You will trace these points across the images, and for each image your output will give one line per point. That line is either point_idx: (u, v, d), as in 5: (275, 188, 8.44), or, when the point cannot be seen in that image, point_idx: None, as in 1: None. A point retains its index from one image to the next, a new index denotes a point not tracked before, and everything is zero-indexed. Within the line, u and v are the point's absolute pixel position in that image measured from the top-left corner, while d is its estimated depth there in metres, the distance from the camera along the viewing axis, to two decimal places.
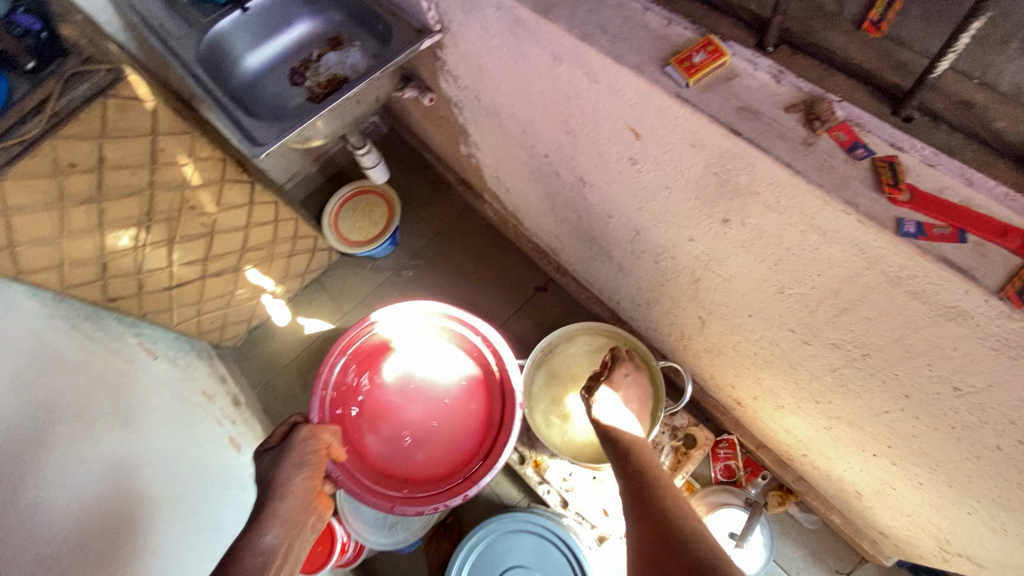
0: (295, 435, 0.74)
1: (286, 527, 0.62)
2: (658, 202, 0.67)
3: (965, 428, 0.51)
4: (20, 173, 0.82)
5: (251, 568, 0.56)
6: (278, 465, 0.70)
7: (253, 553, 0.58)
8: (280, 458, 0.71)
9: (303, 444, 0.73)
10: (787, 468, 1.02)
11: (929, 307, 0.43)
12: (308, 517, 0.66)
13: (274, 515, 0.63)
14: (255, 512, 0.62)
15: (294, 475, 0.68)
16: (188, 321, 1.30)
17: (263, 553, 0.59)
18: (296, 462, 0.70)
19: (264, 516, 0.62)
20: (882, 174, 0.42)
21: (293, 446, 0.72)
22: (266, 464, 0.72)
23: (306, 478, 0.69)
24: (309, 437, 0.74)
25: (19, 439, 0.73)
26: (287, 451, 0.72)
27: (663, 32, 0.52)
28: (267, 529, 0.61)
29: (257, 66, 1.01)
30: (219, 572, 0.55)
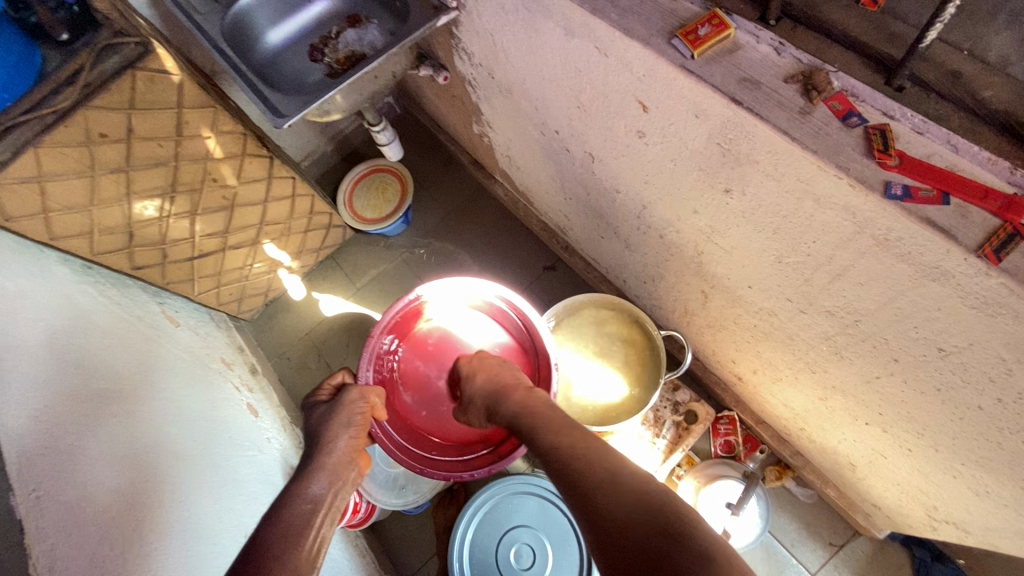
0: (345, 396, 0.77)
1: (328, 479, 0.67)
2: (664, 175, 0.69)
3: (950, 389, 0.54)
4: (52, 141, 0.87)
5: (299, 514, 0.61)
6: (327, 422, 0.74)
7: (301, 501, 0.63)
8: (328, 416, 0.75)
9: (353, 404, 0.76)
10: (785, 443, 1.05)
11: (915, 269, 0.46)
12: (350, 471, 0.70)
13: (319, 469, 0.68)
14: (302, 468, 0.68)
15: (341, 434, 0.72)
16: (209, 292, 1.34)
17: (310, 502, 0.63)
18: (345, 421, 0.74)
19: (310, 471, 0.67)
20: (873, 141, 0.44)
21: (342, 405, 0.76)
22: (315, 421, 0.76)
23: (351, 439, 0.72)
24: (358, 398, 0.77)
25: (51, 388, 0.78)
26: (335, 409, 0.76)
27: (671, 6, 0.54)
28: (313, 481, 0.66)
29: (278, 42, 1.04)
30: (271, 519, 0.60)
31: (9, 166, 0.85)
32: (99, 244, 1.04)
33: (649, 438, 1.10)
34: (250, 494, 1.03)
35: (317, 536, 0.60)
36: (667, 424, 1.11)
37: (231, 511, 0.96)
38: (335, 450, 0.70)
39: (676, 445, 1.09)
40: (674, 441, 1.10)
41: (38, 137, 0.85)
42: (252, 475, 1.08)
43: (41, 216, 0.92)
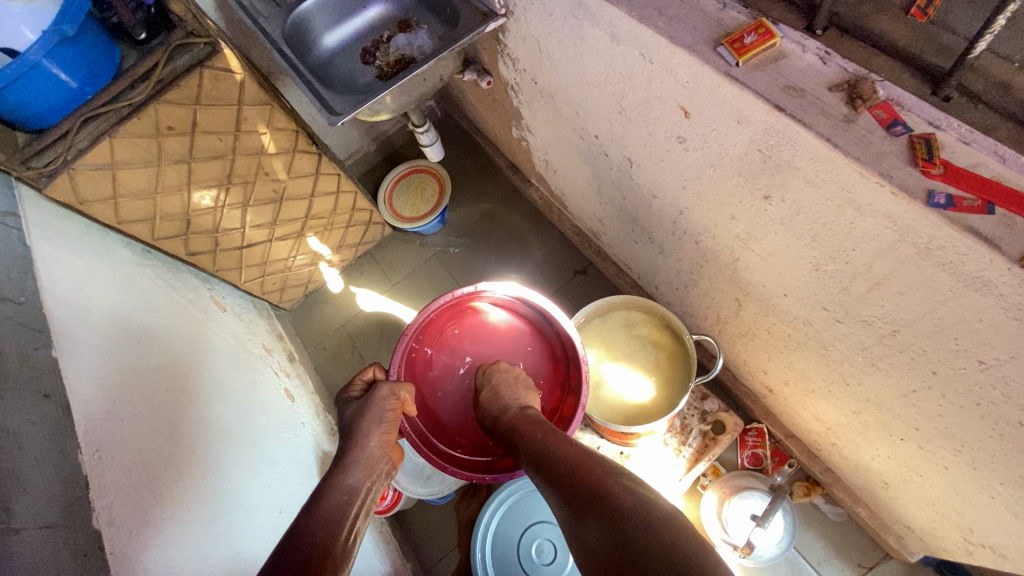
0: (375, 394, 0.79)
1: (364, 472, 0.70)
2: (703, 181, 0.70)
3: (989, 404, 0.54)
4: (126, 132, 0.94)
5: (336, 503, 0.63)
6: (359, 418, 0.76)
7: (339, 491, 0.66)
8: (361, 412, 0.77)
9: (383, 402, 0.78)
10: (815, 459, 1.04)
11: (956, 278, 0.46)
12: (381, 465, 0.73)
13: (355, 460, 0.71)
14: (338, 460, 0.70)
15: (374, 429, 0.75)
16: (254, 280, 1.41)
17: (347, 492, 0.66)
18: (376, 417, 0.76)
19: (346, 462, 0.70)
20: (917, 150, 0.45)
21: (373, 402, 0.78)
22: (347, 419, 0.78)
23: (383, 433, 0.75)
24: (388, 395, 0.79)
25: (112, 358, 0.84)
26: (367, 407, 0.78)
27: (718, 15, 0.56)
28: (349, 473, 0.69)
29: (333, 44, 1.10)
30: (309, 505, 0.63)
31: (87, 153, 0.93)
32: (159, 229, 1.11)
33: (674, 447, 1.10)
34: (286, 474, 1.08)
35: (353, 526, 0.62)
36: (694, 433, 1.10)
37: (269, 488, 1.00)
38: (369, 444, 0.73)
39: (702, 455, 1.09)
40: (700, 451, 1.09)
41: (114, 127, 0.93)
42: (288, 456, 1.13)
43: (111, 200, 1.00)
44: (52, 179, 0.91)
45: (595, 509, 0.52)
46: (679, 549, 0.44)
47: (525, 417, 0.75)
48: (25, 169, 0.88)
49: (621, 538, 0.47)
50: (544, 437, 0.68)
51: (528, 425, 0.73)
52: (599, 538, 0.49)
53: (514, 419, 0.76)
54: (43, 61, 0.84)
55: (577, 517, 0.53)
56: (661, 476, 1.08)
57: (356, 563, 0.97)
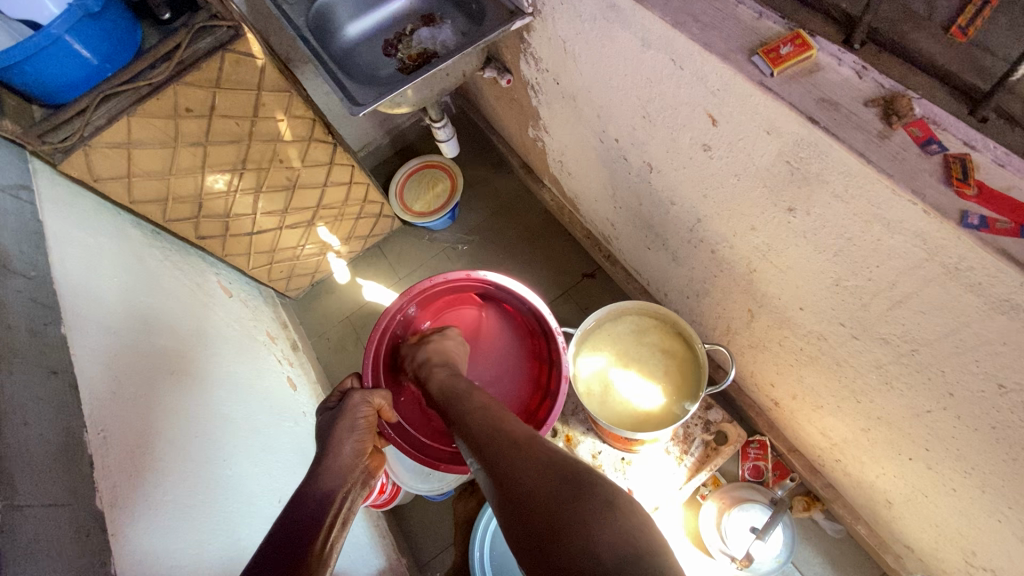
0: (347, 401, 0.78)
1: (336, 482, 0.68)
2: (725, 190, 0.70)
3: (1005, 428, 0.53)
4: (144, 112, 0.94)
5: (311, 513, 0.61)
6: (332, 427, 0.75)
7: (313, 500, 0.64)
8: (333, 422, 0.76)
9: (355, 410, 0.77)
10: (817, 474, 1.03)
11: (983, 300, 0.46)
12: (357, 473, 0.71)
13: (327, 470, 0.69)
14: (313, 469, 0.68)
15: (347, 437, 0.73)
16: (261, 267, 1.41)
17: (321, 502, 0.64)
18: (349, 425, 0.75)
19: (318, 473, 0.68)
20: (952, 169, 0.45)
21: (346, 410, 0.77)
22: (322, 429, 0.77)
23: (358, 441, 0.74)
24: (361, 400, 0.78)
25: (119, 338, 0.83)
26: (340, 414, 0.77)
27: (754, 25, 0.56)
28: (321, 484, 0.66)
29: (355, 35, 1.09)
30: (283, 515, 0.61)
31: (103, 131, 0.92)
32: (171, 211, 1.11)
33: (676, 455, 1.10)
34: (285, 463, 1.07)
35: (330, 535, 0.60)
36: (696, 442, 1.10)
37: (268, 477, 0.99)
38: (342, 453, 0.71)
39: (703, 465, 1.09)
40: (701, 461, 1.09)
41: (132, 107, 0.93)
42: (288, 445, 1.12)
43: (124, 179, 1.00)
44: (67, 154, 0.90)
45: (546, 511, 0.47)
46: (648, 558, 0.41)
47: (474, 403, 0.69)
48: (41, 144, 0.87)
49: (580, 544, 0.43)
50: (491, 425, 0.62)
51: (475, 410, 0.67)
52: (546, 546, 0.45)
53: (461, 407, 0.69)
54: (66, 36, 0.83)
55: (527, 519, 0.48)
56: (662, 484, 1.08)
57: (351, 556, 0.96)
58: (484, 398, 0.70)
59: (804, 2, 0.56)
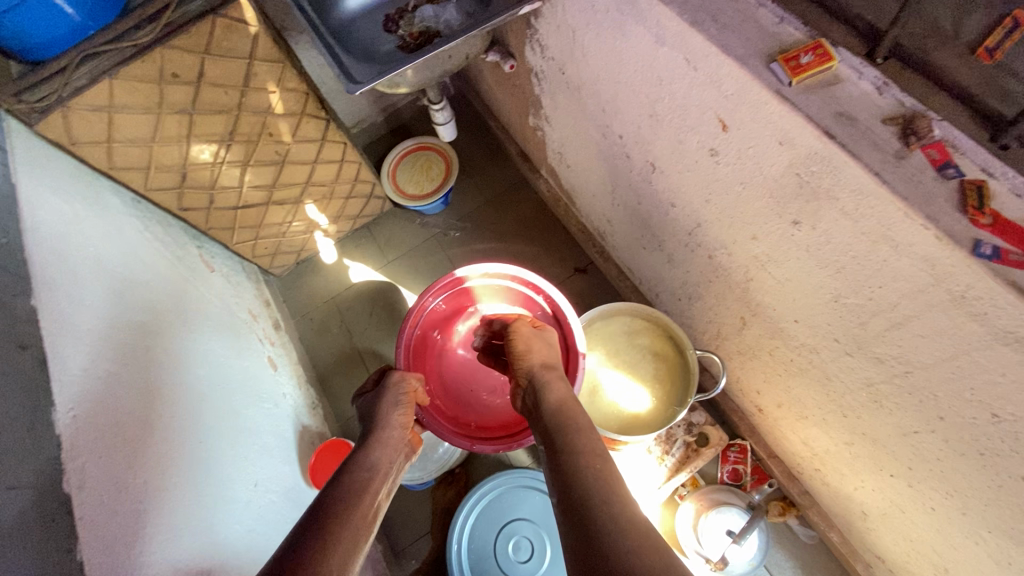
0: (388, 379, 0.78)
1: (384, 452, 0.66)
2: (730, 198, 0.69)
3: (994, 455, 0.54)
4: (127, 75, 0.89)
5: (359, 477, 0.60)
6: (376, 404, 0.74)
7: (360, 467, 0.62)
8: (376, 399, 0.75)
9: (397, 388, 0.77)
10: (795, 480, 1.04)
11: (987, 330, 0.45)
12: (402, 448, 0.70)
13: (377, 441, 0.68)
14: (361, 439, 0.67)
15: (393, 411, 0.73)
16: (246, 243, 1.36)
17: (370, 467, 0.63)
18: (395, 401, 0.74)
19: (366, 442, 0.67)
20: (968, 197, 0.44)
21: (388, 388, 0.76)
22: (364, 408, 0.76)
23: (403, 416, 0.73)
24: (402, 380, 0.78)
25: (94, 311, 0.80)
26: (381, 393, 0.76)
27: (774, 30, 0.54)
28: (370, 453, 0.65)
29: (355, 7, 1.04)
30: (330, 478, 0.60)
31: (84, 92, 0.87)
32: (153, 180, 1.06)
33: (658, 455, 1.11)
34: (264, 446, 1.05)
35: (376, 501, 0.59)
36: (678, 443, 1.11)
37: (245, 459, 0.97)
38: (389, 425, 0.70)
39: (683, 465, 1.09)
40: (681, 461, 1.10)
41: (114, 68, 0.88)
42: (268, 428, 1.10)
43: (105, 144, 0.95)
44: (45, 115, 0.86)
45: None
46: None
47: (584, 444, 0.56)
48: (17, 102, 0.82)
49: None
50: (608, 486, 0.49)
51: (583, 454, 0.54)
52: None
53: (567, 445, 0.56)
54: None
55: None
56: (641, 482, 1.09)
57: None
58: (595, 444, 0.57)
59: (825, 9, 0.54)
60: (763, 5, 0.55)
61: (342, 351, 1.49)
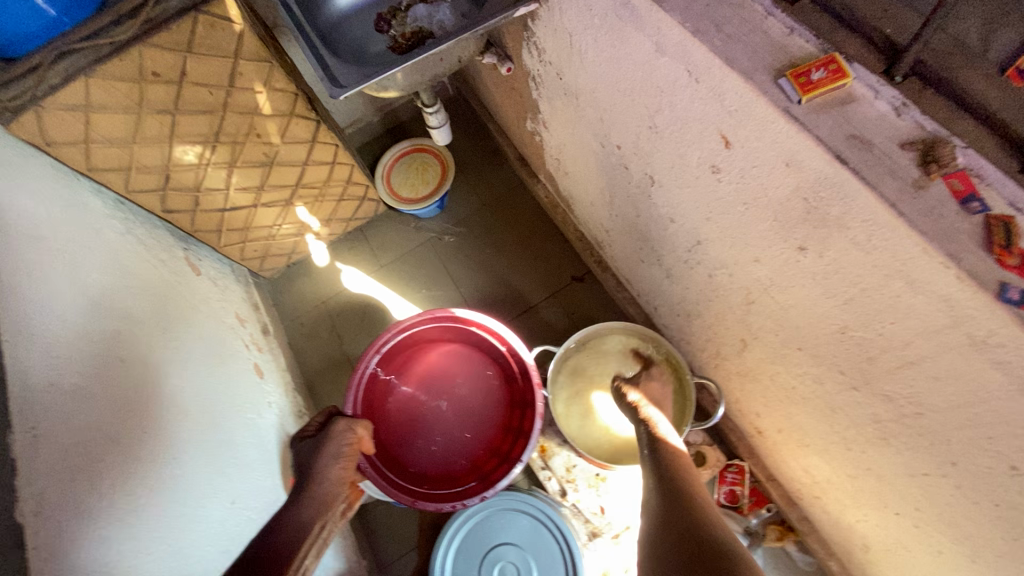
0: (332, 428, 0.76)
1: (313, 510, 0.66)
2: (732, 217, 0.65)
3: (1009, 508, 0.50)
4: (105, 73, 0.86)
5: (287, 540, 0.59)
6: (316, 456, 0.72)
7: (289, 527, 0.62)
8: (318, 448, 0.74)
9: (340, 437, 0.75)
10: (794, 506, 1.00)
11: (1010, 379, 0.41)
12: (337, 503, 0.69)
13: (310, 496, 0.67)
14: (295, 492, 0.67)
15: (331, 464, 0.72)
16: (234, 245, 1.33)
17: (300, 526, 0.62)
18: (335, 452, 0.73)
19: (298, 499, 0.66)
20: (994, 233, 0.39)
21: (331, 438, 0.75)
22: (303, 456, 0.74)
23: (342, 468, 0.72)
24: (347, 428, 0.76)
25: (65, 320, 0.76)
26: (324, 440, 0.75)
27: (783, 42, 0.50)
28: (298, 512, 0.64)
29: (346, 5, 1.00)
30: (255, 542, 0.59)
31: (59, 91, 0.84)
32: (135, 181, 1.03)
33: None
34: (243, 461, 1.01)
35: (301, 566, 0.59)
36: None
37: (222, 475, 0.93)
38: (326, 479, 0.70)
39: None
40: None
41: (91, 66, 0.84)
42: (249, 441, 1.06)
43: (82, 145, 0.92)
44: (17, 115, 0.83)
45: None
46: None
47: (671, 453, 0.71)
48: None
49: None
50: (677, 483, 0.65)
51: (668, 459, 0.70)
52: None
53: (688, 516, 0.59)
54: None
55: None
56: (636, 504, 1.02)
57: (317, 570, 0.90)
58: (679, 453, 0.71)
59: (841, 21, 0.50)
60: (772, 14, 0.51)
61: (332, 358, 1.45)
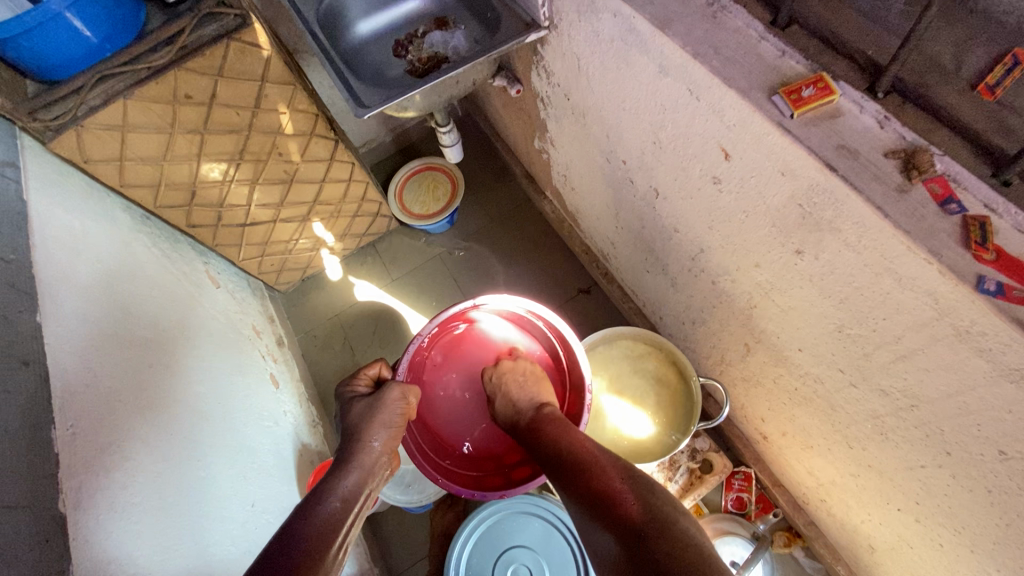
0: (386, 396, 0.78)
1: (360, 478, 0.66)
2: (732, 225, 0.69)
3: (1001, 493, 0.53)
4: (141, 95, 0.91)
5: (333, 507, 0.60)
6: (367, 419, 0.74)
7: (336, 493, 0.62)
8: (370, 412, 0.75)
9: (393, 404, 0.77)
10: (801, 511, 1.02)
11: (993, 366, 0.45)
12: (381, 470, 0.70)
13: (358, 463, 0.68)
14: (343, 459, 0.67)
15: (381, 432, 0.72)
16: (252, 259, 1.38)
17: (345, 497, 0.62)
18: (385, 421, 0.74)
19: (347, 464, 0.67)
20: (971, 232, 0.44)
21: (383, 403, 0.76)
22: (352, 417, 0.75)
23: (389, 438, 0.73)
24: (399, 398, 0.78)
25: (98, 326, 0.80)
26: (376, 406, 0.76)
27: (776, 63, 0.55)
28: (346, 478, 0.65)
29: (366, 33, 1.08)
30: (301, 506, 0.59)
31: (98, 112, 0.89)
32: (163, 197, 1.08)
33: (660, 482, 1.09)
34: (260, 466, 1.04)
35: (347, 533, 0.58)
36: (681, 470, 1.09)
37: (242, 478, 0.96)
38: (373, 448, 0.70)
39: (686, 492, 1.08)
40: (684, 488, 1.09)
41: (129, 89, 0.90)
42: (266, 447, 1.09)
43: (117, 162, 0.97)
44: (58, 134, 0.88)
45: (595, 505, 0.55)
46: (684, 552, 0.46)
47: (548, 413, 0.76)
48: (31, 120, 0.84)
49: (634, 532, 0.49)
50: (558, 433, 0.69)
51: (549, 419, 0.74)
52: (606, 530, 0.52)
53: (594, 489, 0.56)
54: (67, 13, 0.81)
55: (589, 521, 0.55)
56: None
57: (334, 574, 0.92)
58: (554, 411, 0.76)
59: (830, 46, 0.55)
60: (765, 38, 0.56)
61: (344, 369, 1.48)
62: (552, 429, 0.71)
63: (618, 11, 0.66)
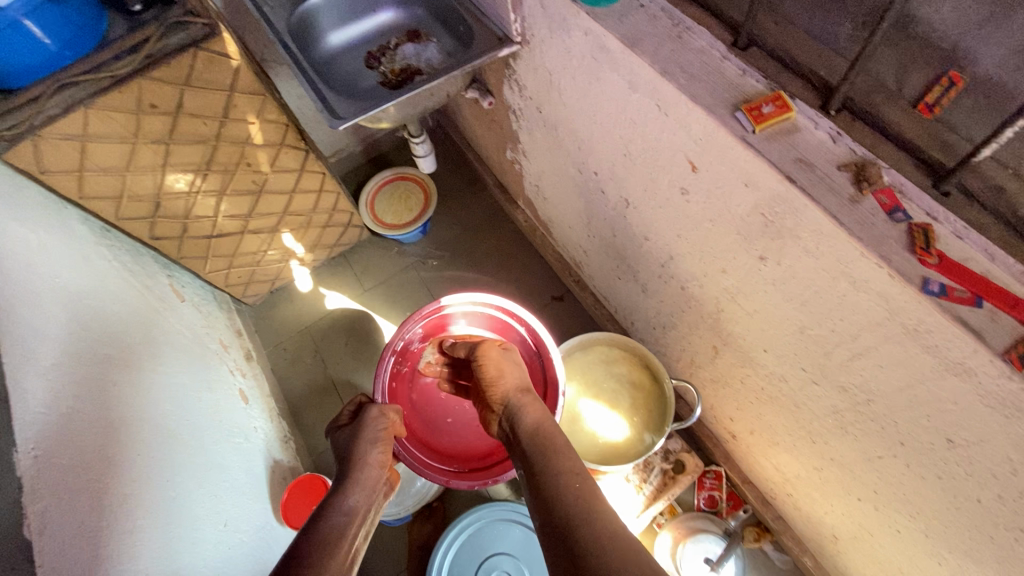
0: (364, 416, 0.76)
1: (365, 493, 0.66)
2: (700, 234, 0.72)
3: (950, 478, 0.57)
4: (103, 104, 0.88)
5: (336, 524, 0.59)
6: (353, 442, 0.72)
7: (337, 511, 0.62)
8: (354, 437, 0.73)
9: (374, 424, 0.75)
10: (769, 506, 1.06)
11: (939, 361, 0.49)
12: (382, 487, 0.69)
13: (354, 481, 0.67)
14: (338, 480, 0.66)
15: (372, 449, 0.71)
16: (219, 272, 1.34)
17: (346, 513, 0.62)
18: (372, 438, 0.73)
19: (344, 483, 0.66)
20: (916, 239, 0.48)
21: (364, 425, 0.75)
22: (340, 447, 0.74)
23: (381, 453, 0.72)
24: (379, 415, 0.77)
25: (58, 345, 0.76)
26: (357, 430, 0.75)
27: (737, 81, 0.58)
28: (348, 495, 0.64)
29: (337, 44, 1.08)
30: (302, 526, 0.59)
31: (57, 121, 0.86)
32: (125, 209, 1.05)
33: (635, 484, 1.12)
34: (233, 484, 1.01)
35: (353, 546, 0.58)
36: (655, 471, 1.12)
37: (215, 497, 0.94)
38: (369, 463, 0.69)
39: (660, 493, 1.11)
40: (658, 489, 1.12)
41: (91, 98, 0.86)
42: (238, 465, 1.06)
43: (77, 173, 0.94)
44: (14, 143, 0.84)
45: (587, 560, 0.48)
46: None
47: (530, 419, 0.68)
48: None
49: None
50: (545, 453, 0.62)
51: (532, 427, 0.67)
52: None
53: (577, 525, 0.51)
54: (24, 20, 0.78)
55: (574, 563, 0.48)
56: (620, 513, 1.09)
57: None
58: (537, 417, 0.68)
59: (786, 66, 0.60)
60: (726, 58, 0.60)
61: (315, 382, 1.46)
62: (531, 435, 0.65)
63: (588, 30, 0.69)
